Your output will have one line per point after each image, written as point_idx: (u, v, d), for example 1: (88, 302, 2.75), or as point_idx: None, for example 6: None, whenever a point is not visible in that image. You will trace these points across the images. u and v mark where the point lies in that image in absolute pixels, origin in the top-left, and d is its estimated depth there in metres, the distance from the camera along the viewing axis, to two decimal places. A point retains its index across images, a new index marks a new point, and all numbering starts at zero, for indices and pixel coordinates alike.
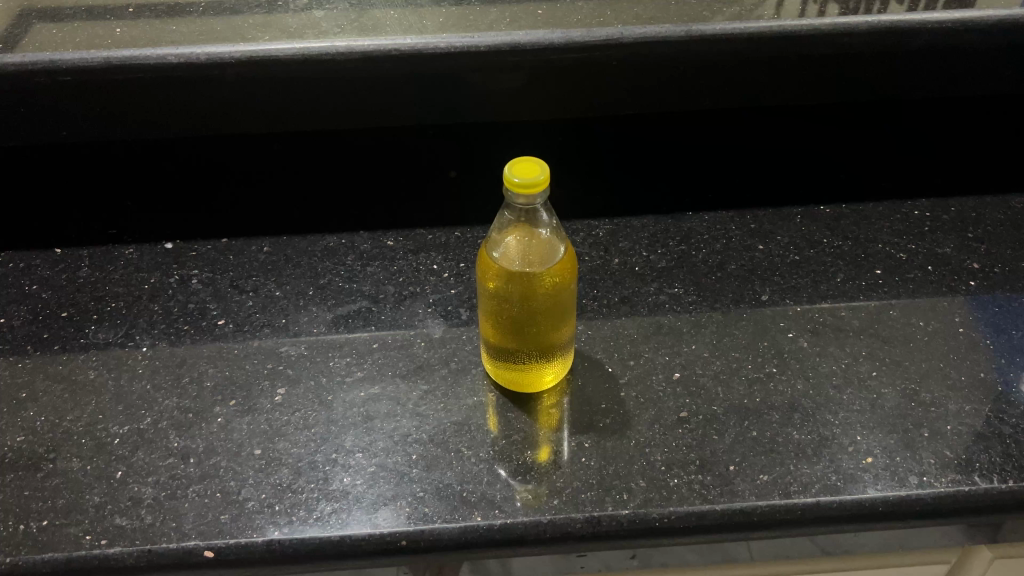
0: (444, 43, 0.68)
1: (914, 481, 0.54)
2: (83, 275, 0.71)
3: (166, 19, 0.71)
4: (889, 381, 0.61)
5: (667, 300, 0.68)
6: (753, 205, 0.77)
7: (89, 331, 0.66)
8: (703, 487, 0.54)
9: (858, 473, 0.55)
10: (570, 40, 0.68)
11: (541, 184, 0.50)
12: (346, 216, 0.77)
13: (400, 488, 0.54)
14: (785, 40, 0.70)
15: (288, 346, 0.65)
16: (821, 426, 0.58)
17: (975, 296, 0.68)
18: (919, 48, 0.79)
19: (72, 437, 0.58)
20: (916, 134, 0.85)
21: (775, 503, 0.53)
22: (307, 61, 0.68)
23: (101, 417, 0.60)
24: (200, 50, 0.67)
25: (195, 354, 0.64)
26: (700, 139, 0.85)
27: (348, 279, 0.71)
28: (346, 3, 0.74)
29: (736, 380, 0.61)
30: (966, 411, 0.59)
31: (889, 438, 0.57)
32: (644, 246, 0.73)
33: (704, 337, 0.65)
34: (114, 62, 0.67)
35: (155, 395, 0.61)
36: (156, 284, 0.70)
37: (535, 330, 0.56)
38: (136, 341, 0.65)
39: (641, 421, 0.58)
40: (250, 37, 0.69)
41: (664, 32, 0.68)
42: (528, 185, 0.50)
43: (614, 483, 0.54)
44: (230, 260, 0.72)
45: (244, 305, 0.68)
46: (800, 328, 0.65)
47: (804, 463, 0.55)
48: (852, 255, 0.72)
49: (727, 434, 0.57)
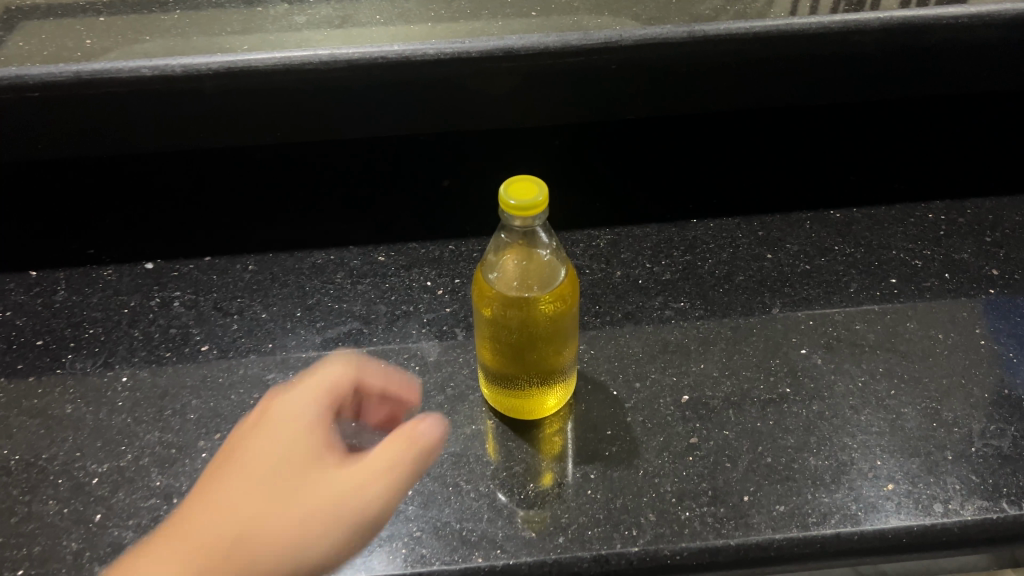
0: (433, 50, 0.64)
1: (939, 509, 0.51)
2: (60, 299, 0.68)
3: (139, 28, 0.67)
4: (909, 400, 0.58)
5: (672, 315, 0.65)
6: (761, 211, 0.74)
7: (66, 360, 0.63)
8: (717, 520, 0.51)
9: (880, 502, 0.52)
10: (566, 44, 0.64)
11: (539, 206, 0.46)
12: (334, 231, 0.74)
13: (395, 527, 0.51)
14: (794, 39, 0.66)
15: (275, 373, 0.62)
16: (839, 450, 0.55)
17: (996, 305, 0.65)
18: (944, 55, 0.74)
19: (48, 477, 0.55)
20: (928, 132, 0.81)
21: (793, 536, 0.50)
22: (289, 70, 0.64)
23: (79, 454, 0.56)
24: (176, 62, 0.63)
25: (178, 384, 0.61)
26: (708, 144, 0.81)
27: (337, 298, 0.67)
28: (329, 8, 0.70)
29: (748, 402, 0.58)
30: (991, 430, 0.56)
31: (911, 462, 0.54)
32: (647, 257, 0.70)
33: (713, 355, 0.62)
34: (85, 76, 0.63)
35: (136, 429, 0.58)
36: (137, 308, 0.67)
37: (538, 357, 0.53)
38: (115, 371, 0.62)
39: (649, 449, 0.55)
40: (229, 47, 0.65)
41: (666, 34, 0.64)
42: (523, 208, 0.46)
43: (623, 518, 0.51)
44: (213, 280, 0.69)
45: (228, 329, 0.65)
46: (813, 343, 0.62)
47: (823, 492, 0.52)
48: (865, 263, 0.69)
49: (740, 461, 0.54)
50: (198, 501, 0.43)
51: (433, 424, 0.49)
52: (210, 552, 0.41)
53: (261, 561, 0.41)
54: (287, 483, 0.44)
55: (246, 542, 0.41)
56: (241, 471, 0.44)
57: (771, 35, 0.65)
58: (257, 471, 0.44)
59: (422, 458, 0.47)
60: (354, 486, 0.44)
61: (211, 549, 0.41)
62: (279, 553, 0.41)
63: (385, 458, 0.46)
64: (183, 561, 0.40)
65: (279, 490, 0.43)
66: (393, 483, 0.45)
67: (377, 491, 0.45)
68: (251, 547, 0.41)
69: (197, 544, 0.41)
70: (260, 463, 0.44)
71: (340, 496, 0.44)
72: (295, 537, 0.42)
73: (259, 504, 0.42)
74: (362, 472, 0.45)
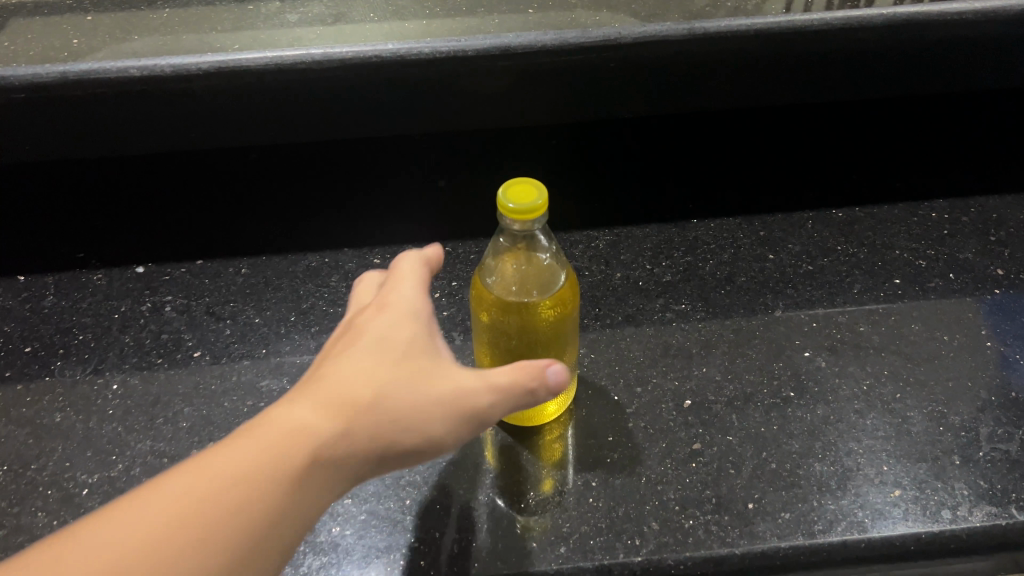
0: (428, 49, 0.62)
1: (947, 516, 0.50)
2: (49, 304, 0.66)
3: (128, 29, 0.66)
4: (915, 403, 0.57)
5: (673, 318, 0.64)
6: (763, 211, 0.73)
7: (55, 368, 0.62)
8: (721, 529, 0.50)
9: (887, 508, 0.51)
10: (565, 42, 0.63)
11: (537, 211, 0.45)
12: (329, 234, 0.72)
13: (393, 538, 0.50)
14: (796, 36, 0.64)
15: (269, 379, 0.60)
16: (844, 455, 0.54)
17: (1001, 305, 0.64)
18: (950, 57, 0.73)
19: (37, 488, 0.54)
20: (930, 129, 0.81)
21: (799, 544, 0.49)
22: (281, 71, 0.62)
23: (69, 464, 0.55)
24: (165, 62, 0.61)
25: (170, 391, 0.60)
26: (708, 143, 0.80)
27: (332, 302, 0.66)
28: (322, 8, 0.70)
29: (752, 406, 0.57)
30: (999, 434, 0.55)
31: (918, 467, 0.53)
32: (647, 258, 0.69)
33: (715, 359, 0.61)
34: (72, 77, 0.61)
35: (127, 438, 0.57)
36: (127, 313, 0.66)
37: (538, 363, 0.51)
38: (106, 378, 0.61)
39: (651, 456, 0.54)
40: (220, 47, 0.63)
41: (666, 32, 0.63)
42: (521, 212, 0.45)
43: (625, 527, 0.50)
44: (205, 285, 0.68)
45: (221, 335, 0.64)
46: (817, 345, 0.61)
47: (829, 499, 0.51)
48: (869, 263, 0.68)
49: (744, 468, 0.53)
50: (328, 364, 0.40)
51: (561, 367, 0.44)
52: (339, 412, 0.37)
53: (389, 434, 0.39)
54: (423, 363, 0.41)
55: (376, 411, 0.38)
56: (371, 344, 0.41)
57: (773, 33, 0.64)
58: (394, 343, 0.41)
59: (546, 391, 0.43)
60: (488, 383, 0.42)
61: (353, 409, 0.38)
62: (409, 427, 0.39)
63: (517, 369, 0.43)
64: (327, 416, 0.37)
65: (417, 366, 0.41)
66: (521, 393, 0.43)
67: (500, 394, 0.42)
68: (381, 417, 0.38)
69: (335, 401, 0.38)
70: (399, 333, 0.42)
71: (475, 390, 0.42)
72: (440, 409, 0.40)
73: (395, 377, 0.40)
74: (499, 373, 0.43)
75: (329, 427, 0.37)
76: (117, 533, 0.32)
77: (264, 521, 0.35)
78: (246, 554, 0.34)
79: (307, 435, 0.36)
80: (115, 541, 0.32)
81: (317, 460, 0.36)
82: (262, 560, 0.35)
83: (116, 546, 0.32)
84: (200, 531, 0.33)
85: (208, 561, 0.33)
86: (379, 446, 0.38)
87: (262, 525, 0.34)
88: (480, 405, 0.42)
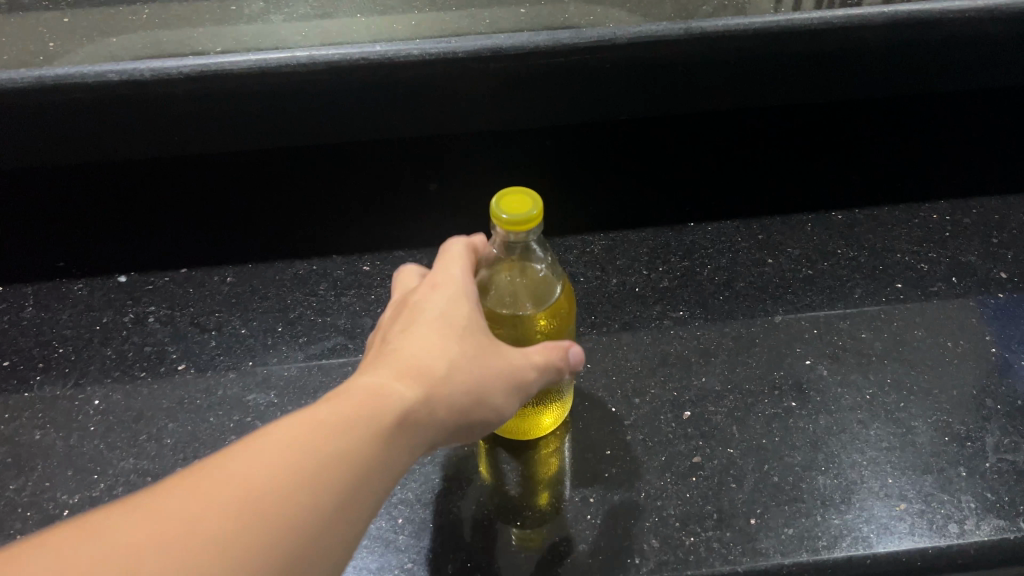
0: (418, 50, 0.60)
1: (954, 530, 0.49)
2: (28, 316, 0.64)
3: (106, 31, 0.64)
4: (919, 413, 0.56)
5: (671, 325, 0.62)
6: (760, 213, 0.72)
7: (34, 382, 0.60)
8: (723, 546, 0.48)
9: (892, 523, 0.49)
10: (557, 42, 0.61)
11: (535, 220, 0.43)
12: (319, 240, 0.71)
13: (385, 559, 0.49)
14: (794, 36, 0.63)
15: (256, 394, 0.58)
16: (848, 468, 0.53)
17: (1005, 310, 0.62)
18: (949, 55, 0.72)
19: (16, 510, 0.52)
20: (929, 128, 0.79)
21: (803, 562, 0.48)
22: (266, 75, 0.60)
23: (48, 485, 0.53)
24: (144, 66, 0.59)
25: (153, 407, 0.58)
26: (705, 143, 0.79)
27: (321, 311, 0.64)
28: (307, 9, 0.67)
29: (753, 417, 0.56)
30: (1006, 444, 0.53)
31: (923, 480, 0.52)
32: (643, 264, 0.68)
33: (715, 368, 0.59)
34: (47, 82, 0.58)
35: (110, 455, 0.55)
36: (109, 325, 0.64)
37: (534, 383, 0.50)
38: (87, 393, 0.59)
39: (649, 470, 0.53)
40: (201, 51, 0.61)
41: (660, 32, 0.61)
42: (519, 224, 0.43)
43: (625, 545, 0.49)
44: (190, 294, 0.66)
45: (206, 346, 0.62)
46: (818, 352, 0.60)
47: (833, 513, 0.50)
48: (869, 267, 0.66)
49: (746, 482, 0.52)
50: (394, 341, 0.41)
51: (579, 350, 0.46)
52: (419, 378, 0.38)
53: (456, 404, 0.39)
54: (484, 337, 0.42)
55: (449, 379, 0.39)
56: (434, 319, 0.42)
57: (771, 32, 0.62)
58: (453, 318, 0.42)
59: (570, 371, 0.46)
60: (530, 358, 0.43)
61: (431, 375, 0.39)
62: (471, 398, 0.40)
63: (553, 348, 0.45)
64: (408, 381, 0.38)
65: (478, 339, 0.42)
66: (551, 369, 0.45)
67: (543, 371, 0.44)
68: (453, 385, 0.39)
69: (414, 366, 0.38)
70: (458, 309, 0.43)
71: (523, 364, 0.43)
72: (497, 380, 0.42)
73: (460, 349, 0.41)
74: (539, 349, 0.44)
75: (410, 390, 0.38)
76: (236, 479, 0.32)
77: (365, 476, 0.34)
78: (351, 502, 0.34)
79: (392, 399, 0.37)
80: (236, 485, 0.31)
81: (405, 420, 0.37)
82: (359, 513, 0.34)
83: (238, 490, 0.31)
84: (314, 477, 0.33)
85: (323, 506, 0.33)
86: (450, 413, 0.39)
87: (365, 477, 0.34)
88: (525, 380, 0.43)
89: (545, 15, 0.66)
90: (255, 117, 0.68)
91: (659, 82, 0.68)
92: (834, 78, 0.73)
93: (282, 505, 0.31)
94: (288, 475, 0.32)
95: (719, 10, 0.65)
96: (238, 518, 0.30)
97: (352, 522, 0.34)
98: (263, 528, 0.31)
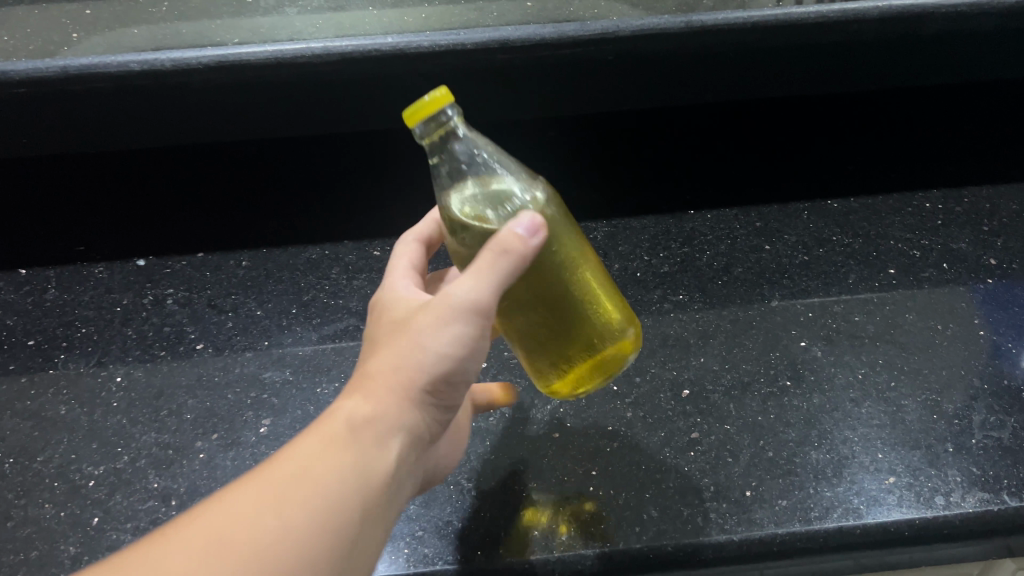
0: (428, 42, 0.62)
1: (940, 502, 0.51)
2: (51, 298, 0.67)
3: (126, 22, 0.66)
4: (910, 392, 0.58)
5: (671, 308, 0.65)
6: (759, 202, 0.74)
7: (58, 360, 0.62)
8: (720, 516, 0.51)
9: (881, 495, 0.51)
10: (562, 35, 0.63)
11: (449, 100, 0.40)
12: (329, 225, 0.73)
13: (397, 526, 0.51)
14: (792, 29, 0.65)
15: (272, 371, 0.61)
16: (840, 444, 0.55)
17: (994, 294, 0.65)
18: (943, 49, 0.74)
19: (44, 480, 0.54)
20: (925, 120, 0.81)
21: (795, 531, 0.50)
22: (281, 65, 0.62)
23: (74, 457, 0.56)
24: (165, 56, 0.61)
25: (173, 384, 0.60)
26: (705, 134, 0.81)
27: (333, 294, 0.67)
28: (321, 2, 0.70)
29: (749, 396, 0.58)
30: (991, 422, 0.56)
31: (912, 455, 0.54)
32: (645, 249, 0.70)
33: (713, 349, 0.61)
34: (71, 72, 0.60)
35: (132, 430, 0.57)
36: (129, 306, 0.66)
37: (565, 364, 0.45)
38: (109, 370, 0.61)
39: (650, 445, 0.55)
40: (219, 42, 0.64)
41: (663, 24, 0.63)
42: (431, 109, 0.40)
43: (626, 515, 0.51)
44: (207, 277, 0.68)
45: (223, 327, 0.64)
46: (812, 335, 0.62)
47: (824, 486, 0.52)
48: (863, 254, 0.69)
49: (742, 456, 0.54)
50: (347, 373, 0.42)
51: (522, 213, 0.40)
52: (360, 389, 0.39)
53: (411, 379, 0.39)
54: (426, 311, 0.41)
55: (396, 365, 0.39)
56: (389, 323, 0.42)
57: (769, 25, 0.64)
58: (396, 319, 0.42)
59: (523, 242, 0.39)
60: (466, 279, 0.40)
61: (372, 378, 0.39)
62: (429, 363, 0.39)
63: (490, 248, 0.39)
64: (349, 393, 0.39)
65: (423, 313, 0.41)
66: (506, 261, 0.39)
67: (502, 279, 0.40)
68: (401, 367, 0.39)
69: (357, 382, 0.39)
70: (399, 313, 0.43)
71: (467, 288, 0.39)
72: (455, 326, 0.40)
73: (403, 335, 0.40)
74: (482, 257, 0.39)
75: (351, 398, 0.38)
76: (198, 524, 0.33)
77: (328, 483, 0.35)
78: (317, 513, 0.34)
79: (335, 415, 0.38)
80: (195, 528, 0.33)
81: (355, 422, 0.37)
82: (335, 520, 0.35)
83: (198, 531, 0.33)
84: (268, 503, 0.34)
85: (286, 521, 0.33)
86: (408, 389, 0.39)
87: (325, 485, 0.35)
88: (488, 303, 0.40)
89: (550, 8, 0.68)
90: (268, 106, 0.70)
91: (661, 73, 0.71)
92: (831, 71, 0.75)
93: (243, 536, 0.33)
94: (246, 509, 0.33)
95: (721, 4, 0.67)
96: (201, 554, 0.32)
97: (328, 528, 0.34)
98: (225, 557, 0.32)
